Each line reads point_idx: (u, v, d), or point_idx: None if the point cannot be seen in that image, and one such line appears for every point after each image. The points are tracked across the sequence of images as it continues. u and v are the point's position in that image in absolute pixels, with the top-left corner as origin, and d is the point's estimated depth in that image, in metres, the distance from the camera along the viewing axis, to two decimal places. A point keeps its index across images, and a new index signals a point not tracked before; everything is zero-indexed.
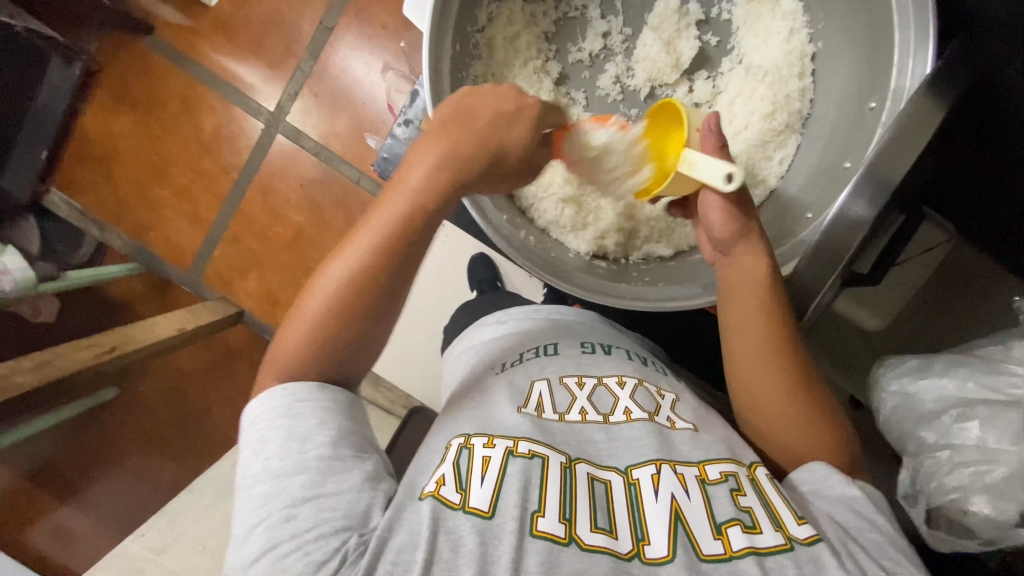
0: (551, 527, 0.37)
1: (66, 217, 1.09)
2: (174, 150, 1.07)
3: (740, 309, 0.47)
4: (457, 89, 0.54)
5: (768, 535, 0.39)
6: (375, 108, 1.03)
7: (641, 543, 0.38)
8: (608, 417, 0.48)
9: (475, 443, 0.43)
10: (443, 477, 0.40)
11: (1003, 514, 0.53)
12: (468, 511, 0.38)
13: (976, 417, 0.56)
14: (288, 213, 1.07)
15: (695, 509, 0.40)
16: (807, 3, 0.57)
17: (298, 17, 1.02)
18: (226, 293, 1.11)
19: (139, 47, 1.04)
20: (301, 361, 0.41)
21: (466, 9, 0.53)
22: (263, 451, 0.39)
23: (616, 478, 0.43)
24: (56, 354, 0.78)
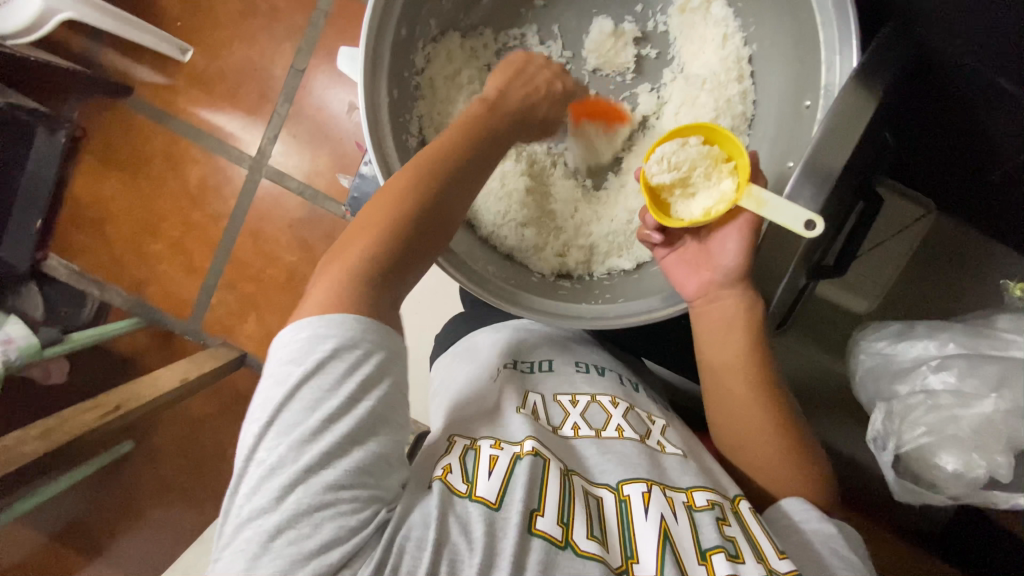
0: (549, 528, 0.40)
1: (66, 280, 1.12)
2: (164, 204, 1.09)
3: (729, 351, 0.49)
4: (401, 133, 0.55)
5: (752, 565, 0.40)
6: (352, 142, 1.05)
7: (630, 560, 0.40)
8: (601, 432, 0.49)
9: (481, 445, 0.46)
10: (449, 466, 0.44)
11: (974, 468, 0.56)
12: (475, 499, 0.41)
13: (954, 371, 0.57)
14: (280, 254, 1.08)
15: (682, 531, 0.41)
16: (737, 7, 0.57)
17: (269, 63, 1.04)
18: (228, 338, 1.12)
19: (120, 108, 1.07)
20: (363, 263, 0.44)
21: (400, 54, 0.54)
22: (309, 380, 0.40)
23: (608, 495, 0.44)
24: (63, 419, 0.80)
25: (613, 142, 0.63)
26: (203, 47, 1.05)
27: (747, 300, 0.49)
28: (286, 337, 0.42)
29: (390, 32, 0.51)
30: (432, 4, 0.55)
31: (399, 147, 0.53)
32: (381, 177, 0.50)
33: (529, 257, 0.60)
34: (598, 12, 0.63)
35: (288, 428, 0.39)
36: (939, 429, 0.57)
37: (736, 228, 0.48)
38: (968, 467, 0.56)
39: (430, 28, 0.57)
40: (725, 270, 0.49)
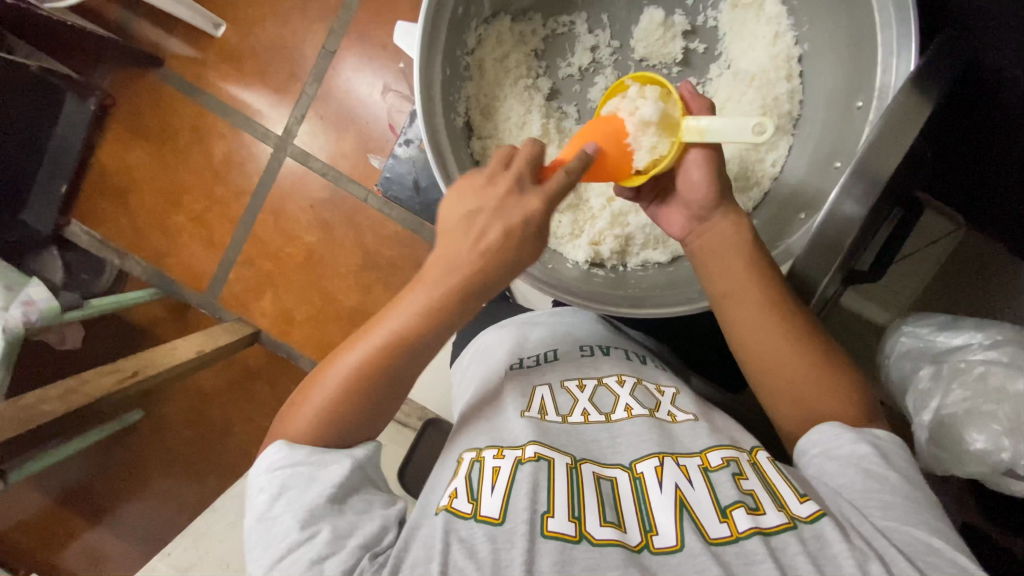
0: (561, 527, 0.39)
1: (87, 247, 1.13)
2: (187, 178, 1.10)
3: (724, 272, 0.49)
4: (450, 112, 0.55)
5: (771, 515, 0.40)
6: (379, 126, 1.05)
7: (649, 533, 0.40)
8: (610, 417, 0.49)
9: (486, 456, 0.45)
10: (455, 491, 0.43)
11: (1000, 450, 0.54)
12: (479, 520, 0.40)
13: (1006, 352, 0.57)
14: (300, 234, 1.09)
15: (699, 496, 0.41)
16: (791, 6, 0.57)
17: (301, 43, 1.05)
18: (243, 314, 1.13)
19: (150, 80, 1.08)
20: (329, 425, 0.45)
21: (455, 32, 0.54)
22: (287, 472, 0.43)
23: (622, 474, 0.44)
24: (83, 382, 0.81)
25: None
26: (236, 23, 1.06)
27: (749, 260, 0.48)
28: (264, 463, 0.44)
29: (448, 8, 0.51)
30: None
31: (448, 126, 0.54)
32: (432, 154, 0.50)
33: (563, 245, 0.60)
34: (648, 3, 0.62)
35: (265, 531, 0.41)
36: (976, 403, 0.56)
37: (694, 158, 0.48)
38: (996, 448, 0.54)
39: (483, 8, 0.57)
40: (698, 203, 0.50)
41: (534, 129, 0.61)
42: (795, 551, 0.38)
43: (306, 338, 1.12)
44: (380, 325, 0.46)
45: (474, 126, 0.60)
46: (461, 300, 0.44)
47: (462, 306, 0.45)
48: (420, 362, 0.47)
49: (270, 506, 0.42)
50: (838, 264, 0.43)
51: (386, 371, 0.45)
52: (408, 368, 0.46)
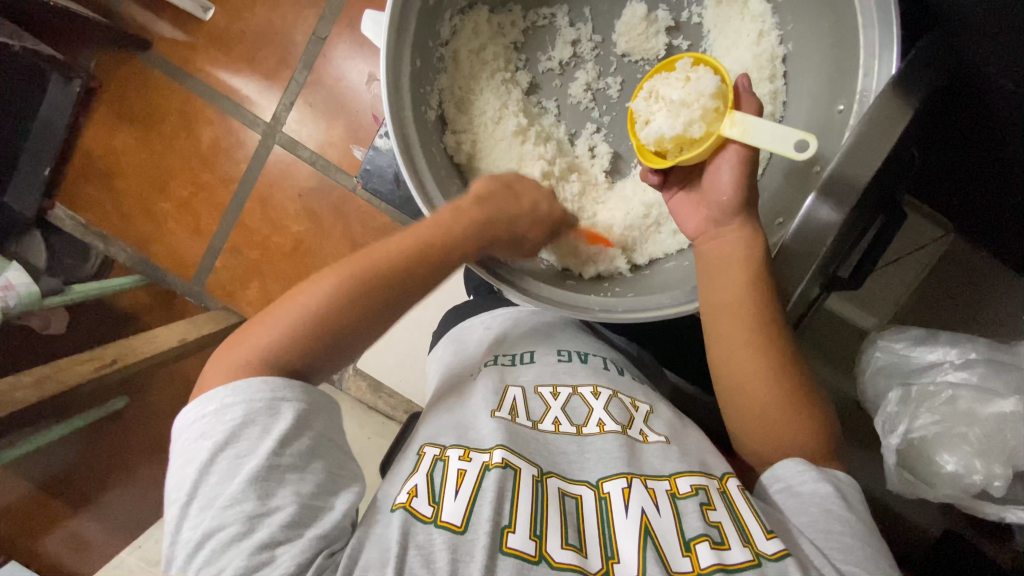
0: (521, 544, 0.38)
1: (71, 231, 1.12)
2: (173, 163, 1.08)
3: (725, 289, 0.46)
4: (421, 104, 0.54)
5: (736, 551, 0.39)
6: (369, 115, 1.04)
7: (610, 561, 0.39)
8: (581, 429, 0.48)
9: (450, 456, 0.43)
10: (415, 488, 0.41)
11: (972, 474, 0.54)
12: (440, 525, 0.38)
13: (976, 372, 0.57)
14: (287, 223, 1.08)
15: (664, 524, 0.40)
16: (776, 4, 0.55)
17: (290, 28, 1.03)
18: (229, 303, 1.13)
19: (136, 62, 1.06)
20: (273, 356, 0.43)
21: (427, 24, 0.52)
22: (225, 449, 0.39)
23: (587, 492, 0.43)
24: (58, 368, 0.80)
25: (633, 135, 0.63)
26: (225, 6, 1.04)
27: (760, 272, 0.45)
28: (194, 413, 0.42)
29: (418, 0, 0.49)
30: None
31: (417, 119, 0.52)
32: (399, 153, 0.49)
33: (538, 246, 0.59)
34: None
35: (212, 499, 0.38)
36: (948, 425, 0.55)
37: (728, 157, 0.47)
38: (967, 471, 0.54)
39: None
40: (721, 206, 0.47)
41: (509, 126, 0.60)
42: None
43: None
44: (359, 259, 0.47)
45: (449, 119, 0.59)
46: (438, 258, 0.48)
47: (453, 255, 0.48)
48: (388, 314, 0.47)
49: (222, 476, 0.39)
50: (813, 270, 0.43)
51: (354, 312, 0.45)
52: (374, 312, 0.46)
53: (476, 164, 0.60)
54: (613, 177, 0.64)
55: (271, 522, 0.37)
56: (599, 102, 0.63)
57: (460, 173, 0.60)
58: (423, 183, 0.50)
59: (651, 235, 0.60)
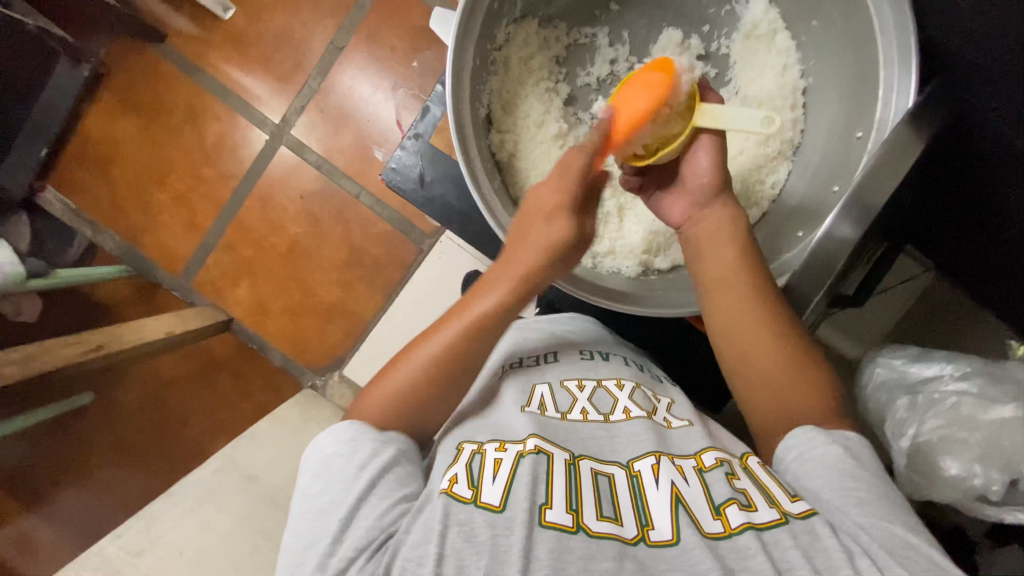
0: (559, 518, 0.40)
1: (59, 216, 1.09)
2: (176, 156, 1.08)
3: (716, 265, 0.51)
4: (475, 101, 0.56)
5: (764, 512, 0.41)
6: (379, 125, 1.05)
7: (645, 528, 0.41)
8: (609, 417, 0.50)
9: (487, 448, 0.45)
10: (455, 477, 0.43)
11: (973, 476, 0.57)
12: (479, 506, 0.41)
13: (974, 383, 0.61)
14: (285, 224, 1.08)
15: (694, 493, 0.43)
16: (800, 41, 0.60)
17: (309, 35, 1.05)
18: (217, 300, 1.11)
19: (149, 54, 1.06)
20: (402, 403, 0.49)
21: (488, 26, 0.55)
22: (319, 471, 0.46)
23: (619, 471, 0.45)
24: (45, 350, 0.76)
25: None
26: (245, 8, 1.05)
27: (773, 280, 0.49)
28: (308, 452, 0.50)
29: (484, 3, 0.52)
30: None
31: (472, 115, 0.55)
32: (456, 141, 0.51)
33: None
34: (667, 25, 0.65)
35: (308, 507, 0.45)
36: (949, 431, 0.59)
37: (703, 145, 0.52)
38: (968, 474, 0.57)
39: (514, 9, 0.59)
40: (702, 187, 0.52)
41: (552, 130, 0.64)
42: (787, 546, 0.39)
43: (280, 330, 1.11)
44: (462, 317, 0.50)
45: (495, 120, 0.61)
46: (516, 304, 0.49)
47: (508, 321, 0.50)
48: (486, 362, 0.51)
49: (315, 476, 0.46)
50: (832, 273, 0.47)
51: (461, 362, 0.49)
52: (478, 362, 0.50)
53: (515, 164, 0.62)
54: None
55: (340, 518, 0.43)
56: None
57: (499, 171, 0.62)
58: (474, 167, 0.53)
59: (674, 242, 0.62)
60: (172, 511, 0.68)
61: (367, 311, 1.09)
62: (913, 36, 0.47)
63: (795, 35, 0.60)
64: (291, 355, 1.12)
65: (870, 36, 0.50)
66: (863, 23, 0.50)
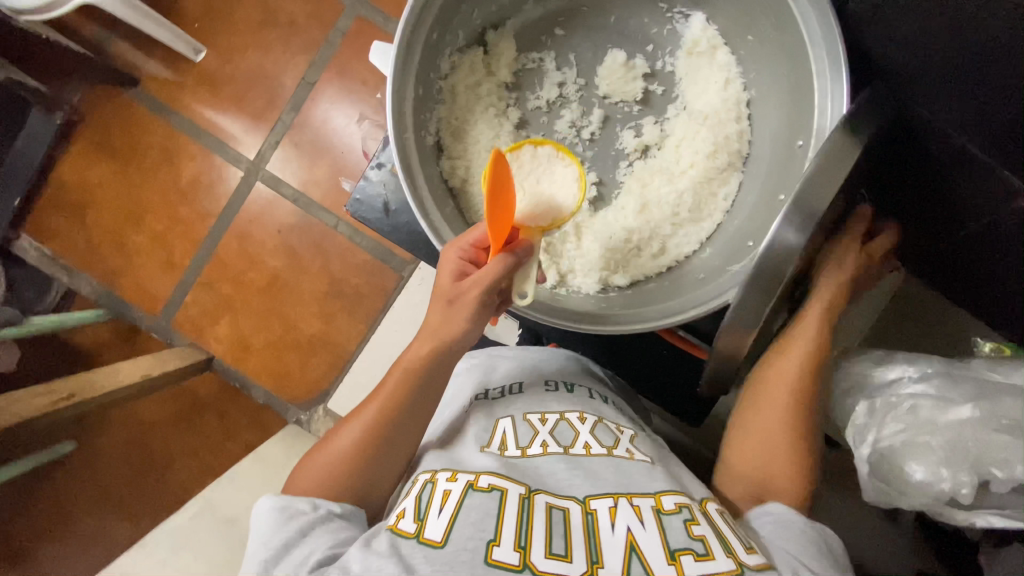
0: (505, 556, 0.47)
1: (35, 262, 1.08)
2: (151, 197, 1.08)
3: (792, 345, 0.57)
4: (421, 129, 0.59)
5: (720, 561, 0.47)
6: (353, 156, 1.06)
7: (595, 565, 0.47)
8: (569, 450, 0.57)
9: (439, 478, 0.53)
10: (403, 511, 0.51)
11: (941, 482, 0.57)
12: (422, 541, 0.48)
13: (933, 384, 0.61)
14: (264, 259, 1.08)
15: (649, 539, 0.49)
16: (739, 56, 0.62)
17: (280, 73, 1.06)
18: (197, 339, 1.10)
19: (121, 97, 1.07)
20: (341, 477, 0.55)
21: (429, 57, 0.57)
22: (255, 528, 0.53)
23: (575, 506, 0.52)
24: (13, 400, 0.75)
25: (615, 165, 0.68)
26: (217, 49, 1.06)
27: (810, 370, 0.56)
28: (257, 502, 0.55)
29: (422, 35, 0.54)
30: (463, 17, 0.60)
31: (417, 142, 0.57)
32: (399, 169, 0.53)
33: None
34: (610, 45, 0.66)
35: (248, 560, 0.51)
36: (913, 435, 0.59)
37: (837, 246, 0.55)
38: (935, 478, 0.57)
39: (457, 39, 0.62)
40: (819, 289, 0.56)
41: None
42: None
43: (262, 365, 1.10)
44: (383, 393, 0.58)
45: (445, 146, 0.64)
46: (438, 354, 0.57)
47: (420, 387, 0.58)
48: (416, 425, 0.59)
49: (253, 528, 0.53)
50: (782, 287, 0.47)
51: (388, 422, 0.57)
52: (401, 424, 0.57)
53: (469, 189, 0.64)
54: (595, 208, 0.67)
55: (273, 556, 0.50)
56: (583, 139, 0.67)
57: (453, 196, 0.64)
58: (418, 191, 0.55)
59: (632, 258, 0.64)
60: (146, 561, 0.66)
61: (349, 341, 1.08)
62: (840, 45, 0.48)
63: (735, 51, 0.62)
64: (276, 392, 1.10)
65: (802, 48, 0.52)
66: (793, 36, 0.53)
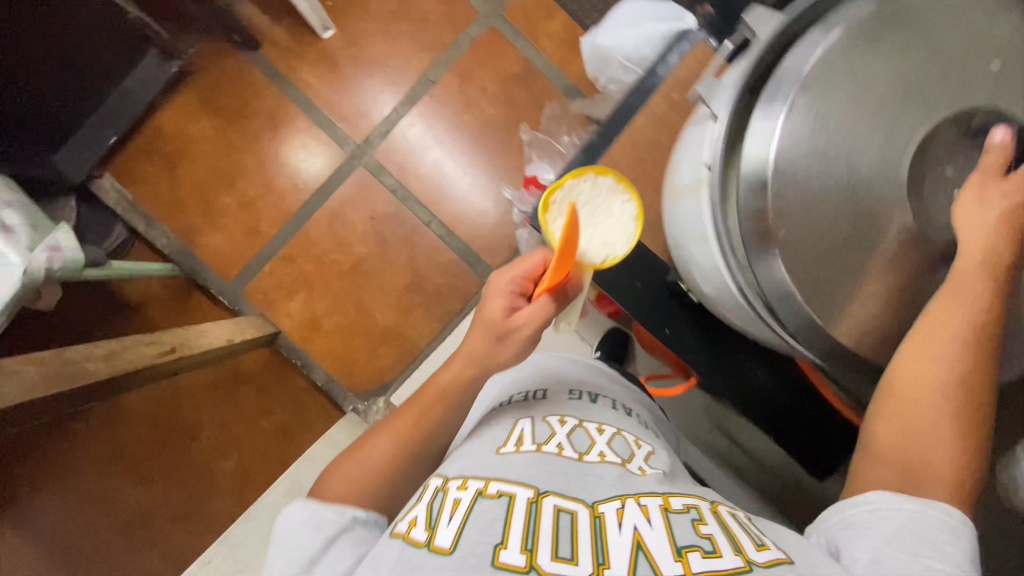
0: (513, 559, 0.41)
1: (112, 205, 1.03)
2: (248, 161, 1.06)
3: (943, 319, 0.45)
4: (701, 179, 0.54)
5: (727, 559, 0.41)
6: (459, 158, 1.08)
7: (601, 567, 0.41)
8: (583, 456, 0.52)
9: (450, 487, 0.49)
10: (415, 519, 0.47)
11: None
12: (433, 549, 0.43)
13: None
14: (351, 242, 1.07)
15: (656, 538, 0.43)
16: None
17: (403, 65, 1.07)
18: (266, 311, 1.07)
19: (239, 58, 1.06)
20: (384, 469, 0.54)
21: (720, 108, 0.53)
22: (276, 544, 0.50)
23: (582, 508, 0.46)
24: (124, 346, 0.70)
25: None
26: (344, 31, 1.07)
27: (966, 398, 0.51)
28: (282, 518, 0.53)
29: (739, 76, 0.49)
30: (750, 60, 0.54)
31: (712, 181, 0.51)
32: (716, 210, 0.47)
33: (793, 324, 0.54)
34: None
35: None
36: None
37: None
38: None
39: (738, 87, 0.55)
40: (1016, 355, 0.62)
41: None
42: None
43: (328, 348, 1.08)
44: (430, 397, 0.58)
45: None
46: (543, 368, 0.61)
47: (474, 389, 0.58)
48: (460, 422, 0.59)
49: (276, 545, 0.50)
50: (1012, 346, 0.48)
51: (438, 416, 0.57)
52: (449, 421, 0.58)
53: None
54: None
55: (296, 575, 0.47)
56: None
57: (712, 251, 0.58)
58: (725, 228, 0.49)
59: None
60: None
61: (421, 338, 1.08)
62: None
63: None
64: (336, 376, 1.08)
65: None
66: None
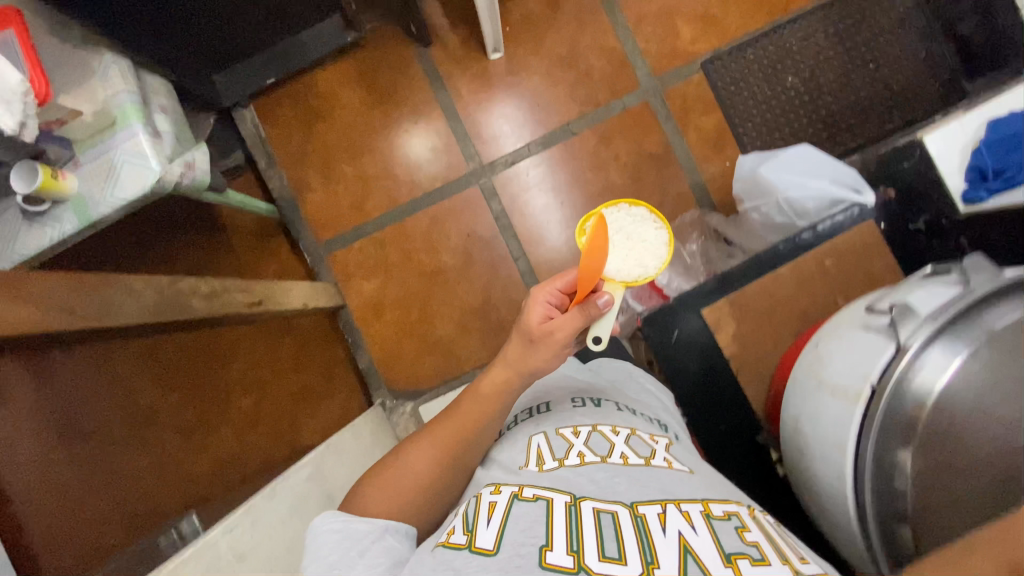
0: (559, 560, 0.40)
1: (246, 134, 1.09)
2: (379, 141, 1.10)
3: None
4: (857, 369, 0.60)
5: (776, 567, 0.40)
6: (570, 210, 1.09)
7: (650, 565, 0.40)
8: (606, 458, 0.51)
9: (484, 493, 0.50)
10: (454, 527, 0.47)
11: None
12: (474, 550, 0.43)
13: None
14: (440, 249, 1.09)
15: (702, 542, 0.41)
16: None
17: (553, 107, 1.09)
18: (340, 283, 1.10)
19: (409, 48, 1.10)
20: (405, 496, 0.55)
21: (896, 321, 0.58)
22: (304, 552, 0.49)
23: (623, 509, 0.45)
24: (225, 286, 0.71)
25: None
26: (512, 57, 1.10)
27: None
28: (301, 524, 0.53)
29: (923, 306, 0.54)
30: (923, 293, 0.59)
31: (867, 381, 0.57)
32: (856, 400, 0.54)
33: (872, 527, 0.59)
34: None
35: None
36: None
37: None
38: None
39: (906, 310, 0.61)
40: None
41: None
42: None
43: (381, 338, 1.09)
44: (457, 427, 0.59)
45: None
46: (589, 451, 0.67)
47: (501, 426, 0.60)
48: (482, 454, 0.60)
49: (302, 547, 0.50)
50: None
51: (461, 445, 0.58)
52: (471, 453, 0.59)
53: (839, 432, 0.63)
54: None
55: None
56: None
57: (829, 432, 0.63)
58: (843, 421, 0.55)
59: None
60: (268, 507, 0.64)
61: (468, 363, 1.08)
62: None
63: None
64: (378, 365, 1.09)
65: None
66: None
